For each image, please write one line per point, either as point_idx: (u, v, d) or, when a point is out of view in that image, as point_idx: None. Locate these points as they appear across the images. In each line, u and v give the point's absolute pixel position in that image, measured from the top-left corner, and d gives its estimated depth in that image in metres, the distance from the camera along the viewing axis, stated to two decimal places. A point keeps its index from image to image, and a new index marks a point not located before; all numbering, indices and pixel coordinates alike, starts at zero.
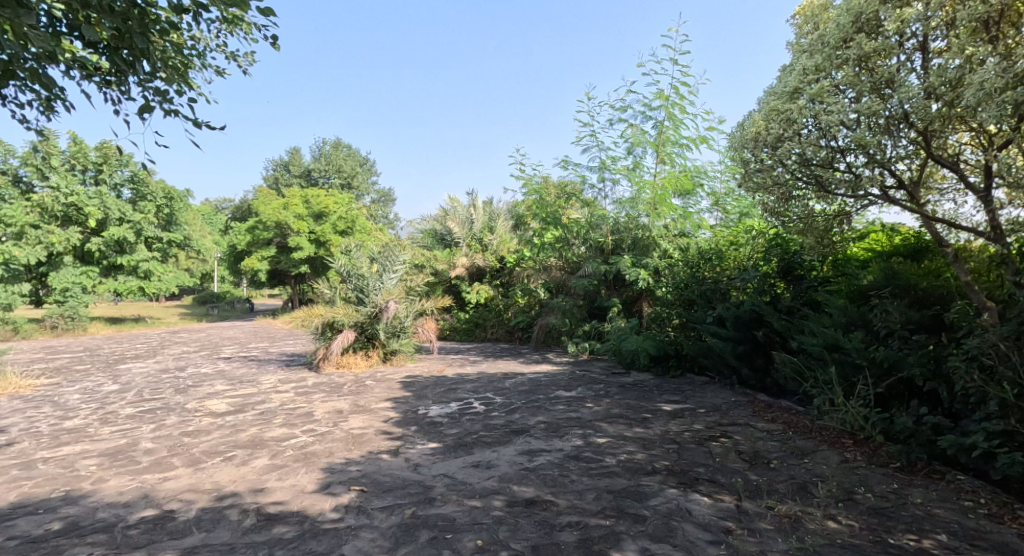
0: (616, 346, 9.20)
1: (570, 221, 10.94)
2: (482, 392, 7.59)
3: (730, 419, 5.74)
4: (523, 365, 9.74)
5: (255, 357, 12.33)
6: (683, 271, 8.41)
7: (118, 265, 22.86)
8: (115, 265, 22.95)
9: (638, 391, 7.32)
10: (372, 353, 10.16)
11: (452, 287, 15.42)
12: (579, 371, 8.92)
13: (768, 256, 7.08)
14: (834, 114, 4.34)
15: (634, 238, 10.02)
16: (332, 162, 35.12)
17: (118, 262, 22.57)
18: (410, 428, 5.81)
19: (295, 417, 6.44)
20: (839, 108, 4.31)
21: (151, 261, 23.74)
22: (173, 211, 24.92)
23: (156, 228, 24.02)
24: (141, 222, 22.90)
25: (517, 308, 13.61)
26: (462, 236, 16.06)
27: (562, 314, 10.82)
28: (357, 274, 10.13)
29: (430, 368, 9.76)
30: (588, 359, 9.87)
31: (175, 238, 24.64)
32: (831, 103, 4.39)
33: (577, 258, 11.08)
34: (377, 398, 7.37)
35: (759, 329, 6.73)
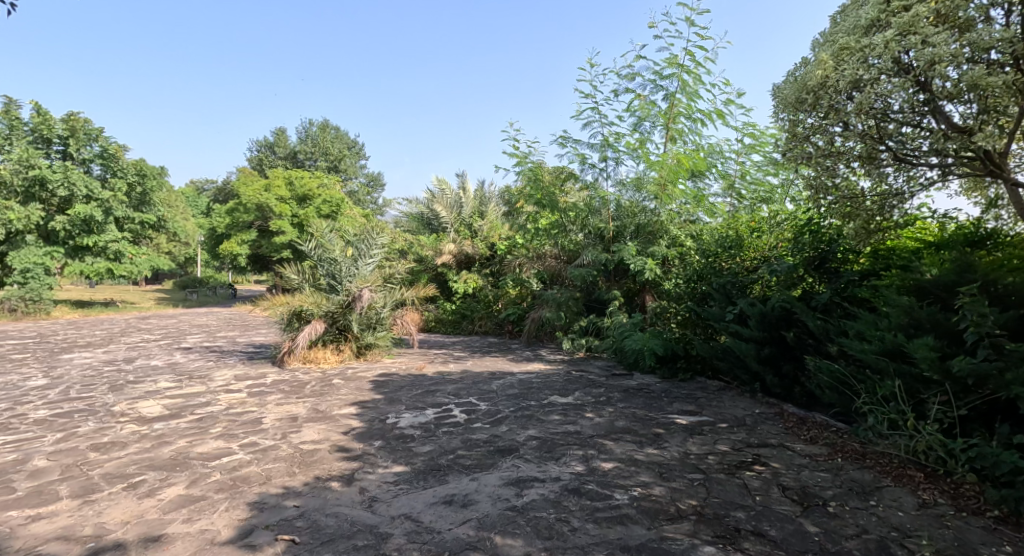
0: (617, 344, 8.19)
1: (567, 205, 9.87)
2: (463, 395, 6.58)
3: (760, 438, 4.76)
4: (513, 363, 8.73)
5: (218, 349, 11.24)
6: (697, 261, 7.35)
7: (86, 246, 21.59)
8: (83, 246, 21.69)
9: (645, 398, 6.34)
10: (344, 346, 9.13)
11: (438, 276, 14.35)
12: (575, 372, 7.93)
13: (799, 245, 6.07)
14: (938, 45, 3.75)
15: (640, 224, 9.06)
16: (319, 144, 33.74)
17: (85, 243, 21.33)
18: (374, 444, 4.80)
19: (238, 425, 5.40)
20: (942, 40, 3.74)
21: (122, 242, 22.51)
22: (147, 190, 23.64)
23: (127, 207, 22.76)
24: (111, 200, 21.66)
25: (508, 300, 12.59)
26: (451, 221, 15.02)
27: (555, 308, 9.78)
28: (328, 259, 9.07)
29: (408, 365, 8.75)
30: (584, 358, 8.88)
31: (149, 219, 23.38)
32: (931, 34, 3.81)
33: (575, 245, 10.04)
34: (342, 402, 6.34)
35: (790, 330, 5.73)
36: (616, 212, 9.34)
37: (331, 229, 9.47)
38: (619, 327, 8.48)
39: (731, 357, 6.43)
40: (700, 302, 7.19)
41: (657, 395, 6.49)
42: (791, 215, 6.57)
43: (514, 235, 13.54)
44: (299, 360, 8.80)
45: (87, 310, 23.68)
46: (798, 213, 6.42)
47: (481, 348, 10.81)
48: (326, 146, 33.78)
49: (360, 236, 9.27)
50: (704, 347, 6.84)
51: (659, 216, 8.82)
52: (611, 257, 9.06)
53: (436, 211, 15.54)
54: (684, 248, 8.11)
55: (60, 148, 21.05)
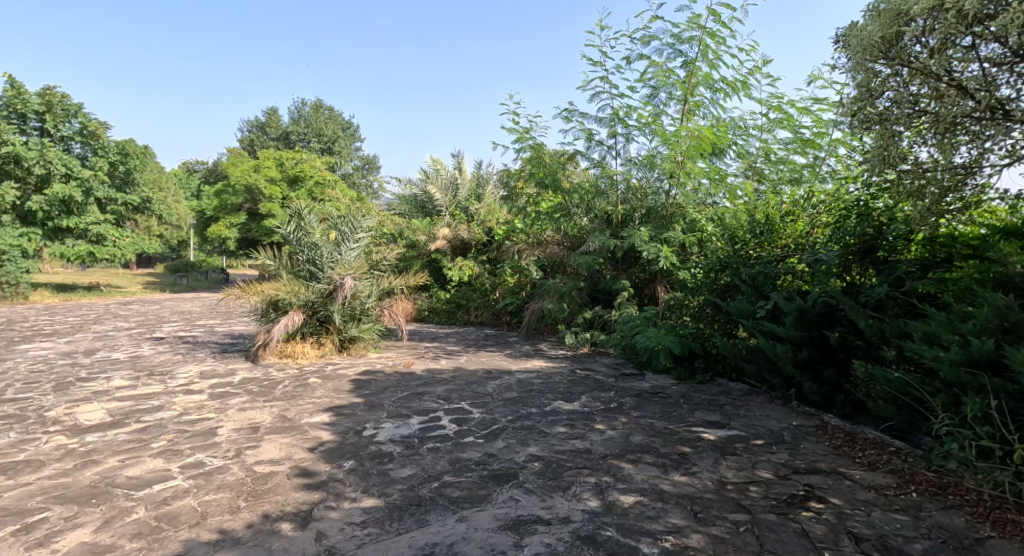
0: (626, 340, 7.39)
1: (572, 187, 9.12)
2: (454, 400, 5.78)
3: (808, 460, 3.97)
4: (511, 360, 7.94)
5: (193, 339, 10.43)
6: (719, 249, 6.47)
7: (66, 228, 20.66)
8: (62, 228, 20.74)
9: (662, 404, 5.55)
10: (326, 340, 8.33)
11: (432, 262, 13.50)
12: (580, 371, 7.14)
13: (841, 229, 5.17)
14: None
15: (650, 208, 8.34)
16: (312, 124, 32.58)
17: (64, 224, 20.38)
18: (344, 465, 4.00)
19: (188, 437, 4.60)
20: None
21: (103, 224, 21.57)
22: (131, 169, 22.61)
23: (109, 187, 21.78)
24: (91, 180, 20.67)
25: (506, 289, 11.77)
26: (445, 204, 14.15)
27: (557, 300, 8.98)
28: (308, 243, 8.22)
29: (395, 361, 7.95)
30: (590, 355, 8.08)
31: (132, 200, 22.41)
32: None
33: (581, 231, 9.31)
34: (315, 407, 5.54)
35: (834, 329, 4.90)
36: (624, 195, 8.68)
37: (312, 208, 8.62)
38: (627, 319, 7.70)
39: (760, 359, 5.62)
40: (722, 294, 6.34)
41: (676, 400, 5.69)
42: (831, 195, 5.71)
43: (514, 219, 12.68)
44: (276, 354, 8.03)
45: (69, 295, 22.81)
46: (839, 193, 5.58)
47: (476, 341, 10.02)
48: (320, 127, 32.63)
49: (342, 217, 8.41)
50: (726, 345, 6.03)
51: (676, 202, 8.09)
52: (619, 243, 8.25)
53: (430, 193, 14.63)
54: (703, 234, 7.29)
55: (37, 124, 20.07)
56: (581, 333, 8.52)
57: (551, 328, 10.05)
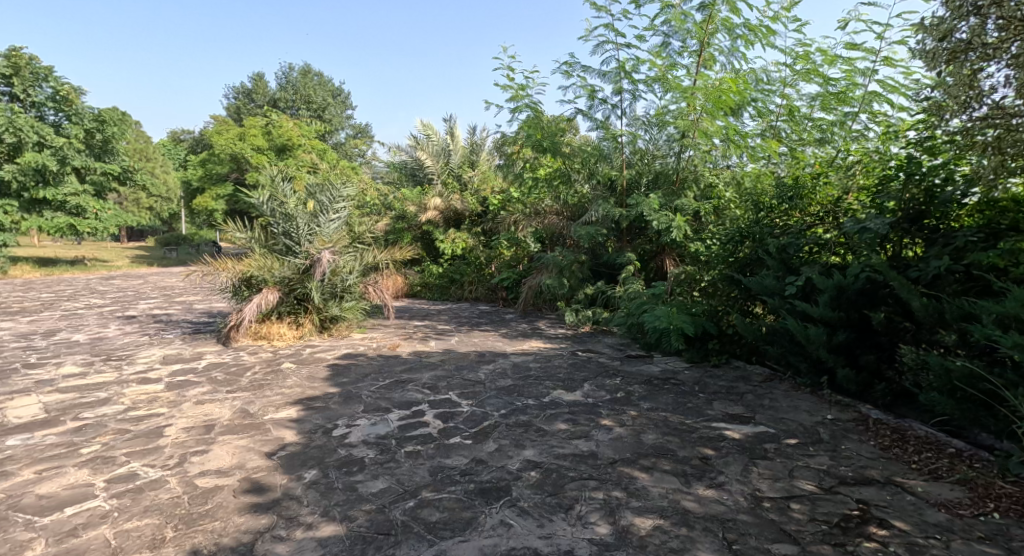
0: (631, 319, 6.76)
1: (574, 151, 8.38)
2: (441, 389, 5.14)
3: (856, 466, 3.33)
4: (506, 341, 7.30)
5: (167, 318, 9.78)
6: (741, 219, 5.72)
7: (43, 199, 19.84)
8: (40, 199, 19.88)
9: (675, 394, 4.91)
10: (305, 320, 7.68)
11: (423, 235, 12.78)
12: (582, 353, 6.50)
13: (884, 192, 4.43)
14: None
15: (660, 172, 7.68)
16: (301, 91, 31.43)
17: (41, 195, 19.50)
18: (304, 476, 3.37)
19: (127, 440, 3.96)
20: None
21: (82, 195, 20.70)
22: (109, 138, 21.63)
23: (87, 157, 20.83)
24: (66, 148, 19.73)
25: (501, 263, 11.08)
26: (437, 172, 13.37)
27: (556, 275, 8.30)
28: (282, 215, 7.51)
29: (380, 342, 7.31)
30: (591, 335, 7.45)
31: (112, 170, 21.49)
32: None
33: (584, 199, 8.60)
34: (282, 400, 4.89)
35: (877, 310, 4.21)
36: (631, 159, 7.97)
37: (286, 176, 7.88)
38: (633, 296, 7.05)
39: (784, 342, 4.95)
40: (740, 269, 5.63)
41: (690, 387, 5.06)
42: (870, 154, 4.99)
43: (510, 188, 11.93)
44: (250, 336, 7.38)
45: (52, 270, 22.08)
46: (882, 151, 4.86)
47: (469, 319, 9.37)
48: (308, 94, 31.43)
49: (320, 186, 7.69)
50: (745, 326, 5.35)
51: (689, 167, 7.36)
52: (624, 212, 7.55)
53: (421, 160, 13.81)
54: (720, 201, 6.58)
55: (5, 89, 19.07)
56: (582, 311, 7.88)
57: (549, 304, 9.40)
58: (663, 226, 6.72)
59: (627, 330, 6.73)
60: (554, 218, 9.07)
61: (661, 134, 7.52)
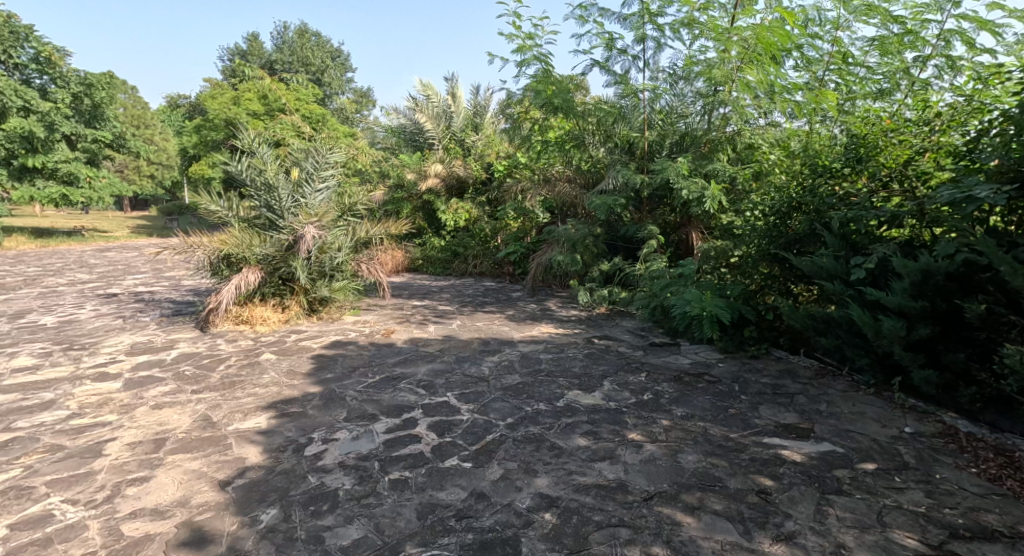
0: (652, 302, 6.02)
1: (590, 109, 7.48)
2: (437, 390, 4.43)
3: (961, 508, 2.59)
4: (513, 325, 6.57)
5: (150, 297, 9.12)
6: (792, 185, 4.86)
7: (34, 168, 19.09)
8: (30, 167, 19.16)
9: (711, 395, 4.18)
10: (292, 302, 6.99)
11: (424, 204, 11.99)
12: (598, 341, 5.76)
13: (981, 151, 3.58)
14: None
15: (690, 132, 6.82)
16: (298, 52, 30.27)
17: (31, 164, 18.78)
18: (262, 519, 2.69)
19: (55, 462, 3.27)
20: None
21: (74, 163, 19.95)
22: (99, 103, 20.74)
23: (76, 123, 20.00)
24: (54, 114, 18.88)
25: (507, 236, 10.30)
26: (439, 136, 12.51)
27: (568, 251, 7.54)
28: (262, 184, 6.75)
29: (374, 327, 6.62)
30: (608, 319, 6.71)
31: (104, 137, 20.66)
32: None
33: (600, 164, 7.76)
34: (253, 403, 4.21)
35: (972, 299, 3.38)
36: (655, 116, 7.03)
37: (266, 140, 7.12)
38: (654, 275, 6.30)
39: (841, 332, 4.18)
40: (789, 245, 4.81)
41: (728, 386, 4.32)
42: (956, 104, 4.13)
43: (516, 153, 11.07)
44: (232, 321, 6.70)
45: (47, 241, 21.48)
46: (977, 97, 3.96)
47: (473, 298, 8.65)
48: (306, 55, 30.19)
49: (303, 153, 6.96)
50: (792, 314, 4.57)
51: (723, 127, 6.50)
52: (644, 179, 6.73)
53: (420, 123, 12.92)
54: (761, 164, 5.75)
55: None
56: (597, 291, 7.14)
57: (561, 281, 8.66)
58: (693, 197, 5.87)
59: (648, 315, 6.00)
60: (566, 185, 8.26)
61: (689, 87, 6.64)
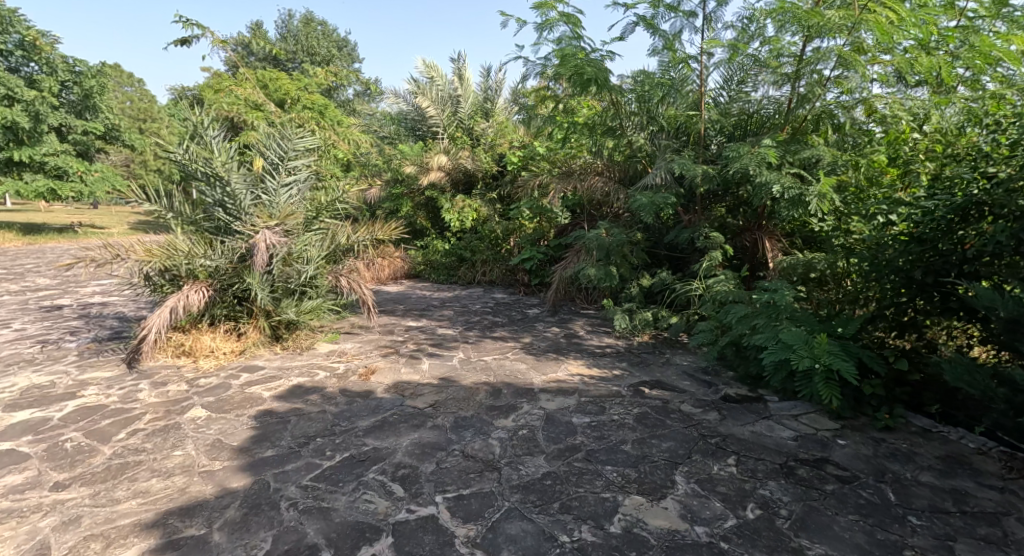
0: (714, 336, 4.56)
1: (632, 85, 6.03)
2: (422, 490, 2.94)
3: None
4: (531, 362, 5.07)
5: (96, 311, 7.67)
6: (959, 181, 3.33)
7: (19, 161, 16.91)
8: (14, 161, 17.04)
9: (853, 509, 2.61)
10: (249, 327, 5.58)
11: (427, 201, 10.52)
12: (649, 392, 4.25)
13: None
14: None
15: (754, 113, 5.39)
16: (302, 42, 29.04)
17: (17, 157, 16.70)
18: None
19: None
20: None
21: (65, 157, 17.96)
22: (90, 92, 18.76)
23: (65, 112, 18.29)
24: (39, 102, 16.57)
25: (522, 239, 8.83)
26: (443, 123, 11.11)
27: (600, 262, 6.02)
28: (210, 177, 5.36)
29: (352, 363, 5.17)
30: (653, 354, 5.19)
31: (98, 129, 19.00)
32: None
33: (641, 153, 6.28)
34: (135, 516, 2.73)
35: None
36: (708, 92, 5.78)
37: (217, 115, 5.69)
38: (717, 298, 4.80)
39: None
40: (953, 263, 3.28)
41: (876, 489, 2.75)
42: None
43: (533, 143, 9.58)
44: (169, 353, 5.26)
45: (34, 238, 20.08)
46: None
47: (481, 316, 7.17)
48: (311, 43, 28.73)
49: (265, 136, 5.61)
50: (962, 373, 3.02)
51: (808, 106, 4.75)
52: (707, 171, 5.16)
53: (423, 109, 11.41)
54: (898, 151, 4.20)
55: None
56: (635, 313, 5.67)
57: (587, 295, 7.19)
58: (789, 194, 4.23)
59: (710, 352, 4.50)
60: (598, 178, 6.69)
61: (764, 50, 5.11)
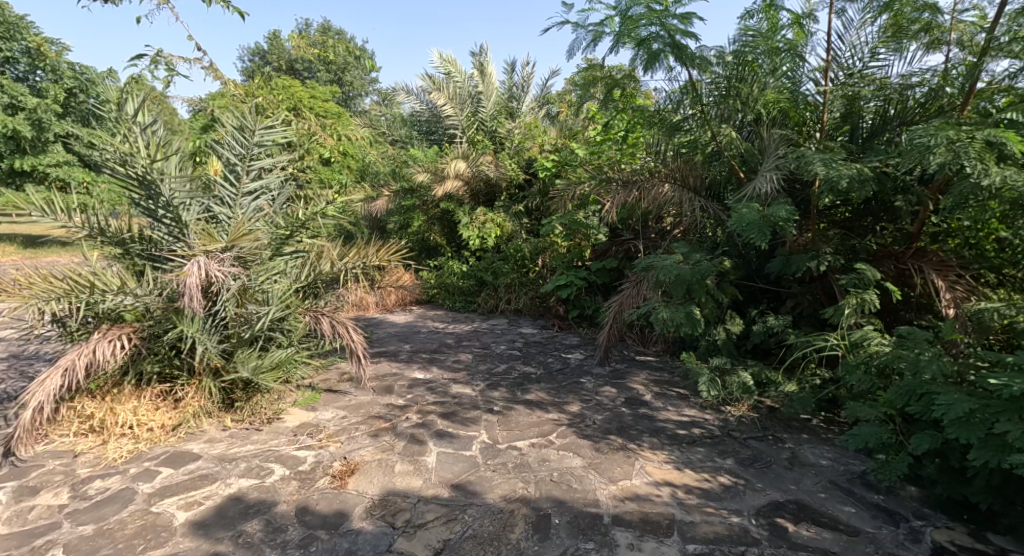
0: (891, 434, 2.88)
1: (725, 60, 4.59)
2: None
3: None
4: (586, 456, 3.46)
5: (29, 350, 6.13)
6: None
7: (19, 173, 14.87)
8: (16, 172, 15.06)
9: None
10: (189, 391, 4.01)
11: (442, 214, 8.98)
12: (796, 531, 2.60)
13: None
14: None
15: (906, 90, 4.12)
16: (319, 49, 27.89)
17: (14, 171, 14.77)
18: None
19: None
20: None
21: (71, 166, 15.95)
22: None
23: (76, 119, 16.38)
24: (40, 110, 14.61)
25: (555, 261, 7.25)
26: (464, 124, 9.66)
27: (677, 301, 4.40)
28: (136, 180, 3.88)
29: (327, 450, 3.61)
30: (767, 445, 3.55)
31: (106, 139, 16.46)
32: None
33: (731, 152, 4.65)
34: None
35: None
36: (808, 73, 4.33)
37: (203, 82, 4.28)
38: (875, 365, 3.18)
39: None
40: None
41: None
42: None
43: (570, 145, 8.01)
44: (71, 430, 3.73)
45: (34, 252, 18.79)
46: None
47: (508, 363, 5.58)
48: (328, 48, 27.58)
49: (217, 127, 4.15)
50: None
51: (993, 70, 3.66)
52: (862, 170, 3.50)
53: (439, 108, 9.91)
54: None
55: None
56: (728, 375, 4.05)
57: (643, 336, 5.80)
58: None
59: (879, 459, 2.85)
60: (667, 185, 5.02)
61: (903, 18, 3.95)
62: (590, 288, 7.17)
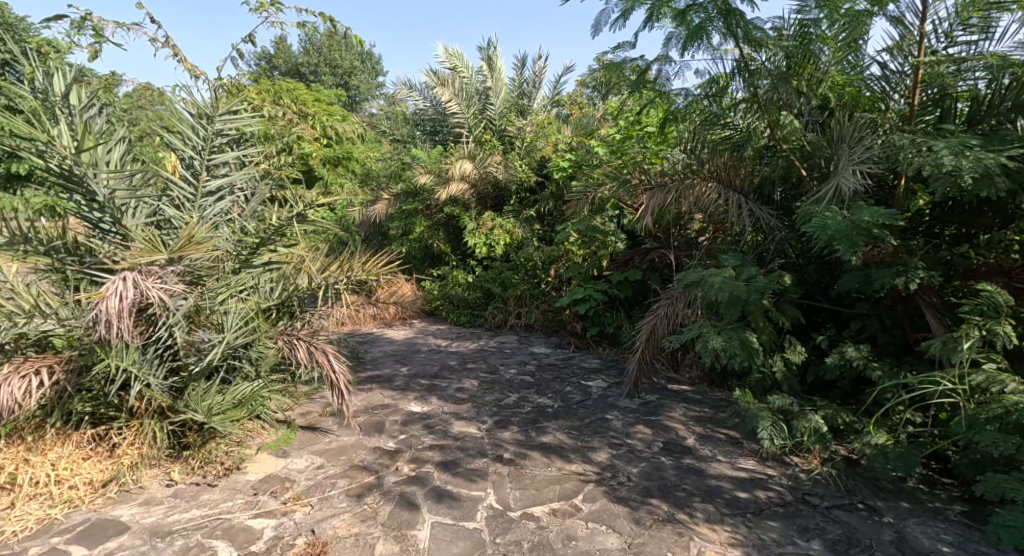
0: None
1: (783, 34, 3.79)
2: None
3: None
4: (624, 534, 2.67)
5: None
6: None
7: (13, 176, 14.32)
8: None
9: None
10: (127, 437, 3.24)
11: (446, 219, 8.23)
12: None
13: None
14: None
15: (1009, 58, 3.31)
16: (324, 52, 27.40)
17: None
18: None
19: None
20: None
21: None
22: None
23: None
24: None
25: (571, 272, 6.46)
26: (471, 122, 8.95)
27: (728, 325, 3.61)
28: (63, 174, 3.05)
29: (292, 520, 2.84)
30: (858, 518, 2.75)
31: None
32: None
33: (792, 143, 3.80)
34: None
35: None
36: (870, 55, 3.66)
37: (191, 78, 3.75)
38: (1018, 421, 2.38)
39: None
40: None
41: None
42: None
43: (587, 144, 7.23)
44: None
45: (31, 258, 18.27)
46: None
47: (520, 394, 4.80)
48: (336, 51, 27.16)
49: (170, 114, 3.41)
50: None
51: None
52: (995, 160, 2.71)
53: (444, 105, 9.17)
54: None
55: None
56: (798, 419, 3.25)
57: (675, 360, 5.09)
58: None
59: None
60: (710, 185, 4.18)
61: None
62: (611, 303, 6.36)
